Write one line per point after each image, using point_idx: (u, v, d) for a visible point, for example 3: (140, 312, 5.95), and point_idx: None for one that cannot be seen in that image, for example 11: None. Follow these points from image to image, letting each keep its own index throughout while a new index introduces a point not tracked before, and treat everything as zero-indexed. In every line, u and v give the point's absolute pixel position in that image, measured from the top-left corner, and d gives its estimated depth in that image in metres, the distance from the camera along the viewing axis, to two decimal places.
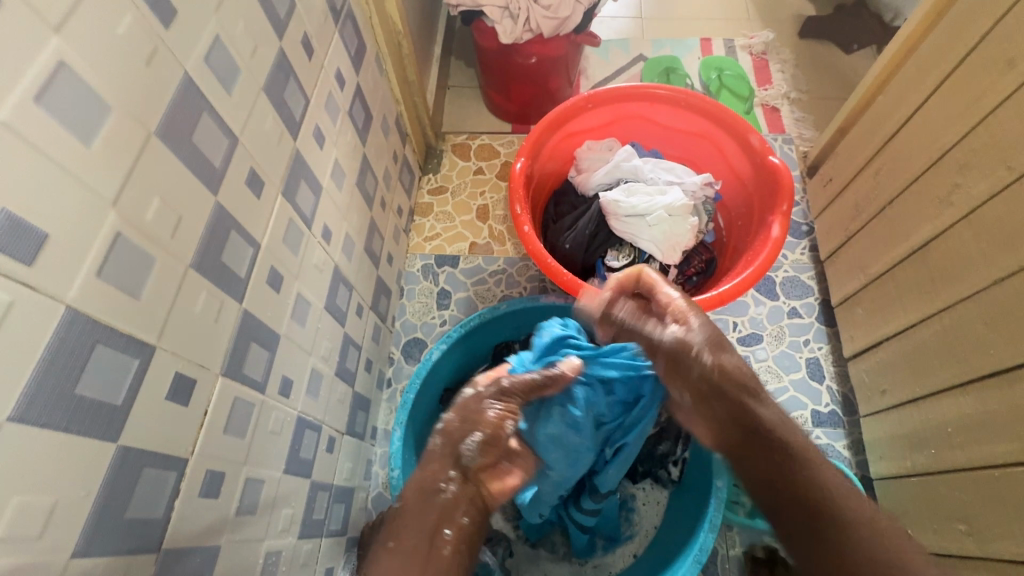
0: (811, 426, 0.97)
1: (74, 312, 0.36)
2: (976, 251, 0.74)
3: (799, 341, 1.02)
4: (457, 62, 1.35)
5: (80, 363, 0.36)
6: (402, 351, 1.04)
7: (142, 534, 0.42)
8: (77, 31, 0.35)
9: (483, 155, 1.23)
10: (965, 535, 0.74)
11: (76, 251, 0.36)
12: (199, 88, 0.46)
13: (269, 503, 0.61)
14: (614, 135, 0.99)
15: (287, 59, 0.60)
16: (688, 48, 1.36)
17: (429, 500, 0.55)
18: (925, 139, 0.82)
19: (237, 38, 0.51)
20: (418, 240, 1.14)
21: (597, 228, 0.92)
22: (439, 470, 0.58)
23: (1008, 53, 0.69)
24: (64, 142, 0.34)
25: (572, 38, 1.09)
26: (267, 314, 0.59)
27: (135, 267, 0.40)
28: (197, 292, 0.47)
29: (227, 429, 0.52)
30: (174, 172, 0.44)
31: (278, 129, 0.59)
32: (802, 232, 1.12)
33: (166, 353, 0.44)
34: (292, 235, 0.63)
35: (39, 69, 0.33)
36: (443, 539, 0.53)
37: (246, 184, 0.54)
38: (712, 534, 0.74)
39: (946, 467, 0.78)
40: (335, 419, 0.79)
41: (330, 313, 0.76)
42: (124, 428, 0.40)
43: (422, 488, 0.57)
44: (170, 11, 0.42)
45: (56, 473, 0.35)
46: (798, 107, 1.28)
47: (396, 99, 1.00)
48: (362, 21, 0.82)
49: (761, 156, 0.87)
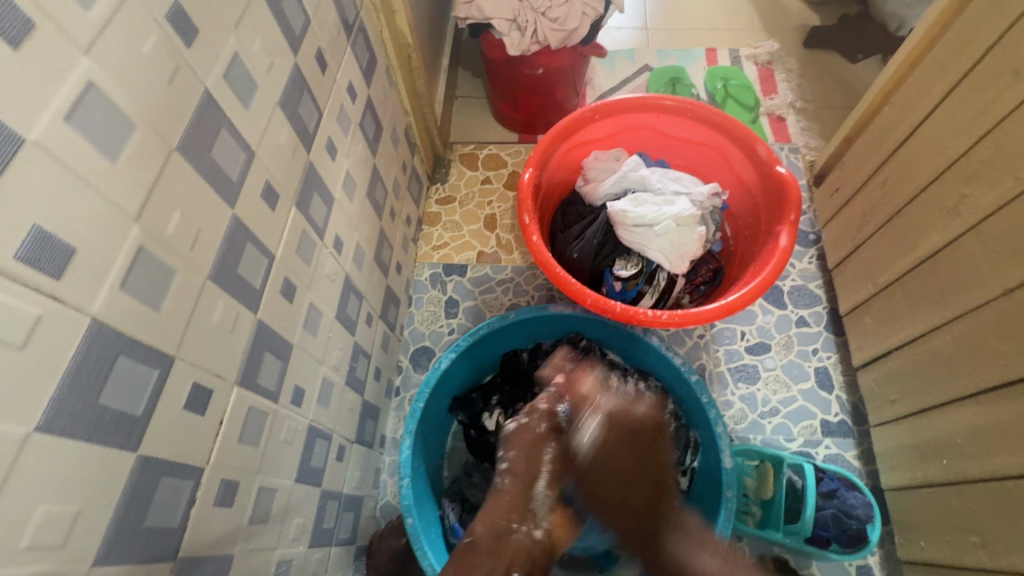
0: (821, 436, 0.96)
1: (97, 323, 0.36)
2: (985, 262, 0.74)
3: (807, 350, 1.02)
4: (464, 73, 1.36)
5: (103, 372, 0.37)
6: (410, 360, 1.05)
7: (158, 543, 0.43)
8: (105, 53, 0.36)
9: (491, 165, 1.24)
10: (978, 547, 0.74)
11: (101, 264, 0.36)
12: (217, 104, 0.47)
13: (281, 512, 0.61)
14: (621, 145, 1.00)
15: (301, 74, 0.61)
16: (693, 58, 1.36)
17: (503, 540, 0.61)
18: (932, 149, 0.82)
19: (254, 54, 0.52)
20: (426, 250, 1.15)
21: (605, 237, 0.93)
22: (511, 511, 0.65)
23: (1014, 65, 0.69)
24: (92, 159, 0.35)
25: (579, 49, 1.10)
26: (281, 324, 0.60)
27: (157, 279, 0.41)
28: (213, 304, 0.48)
29: (242, 438, 0.53)
30: (194, 187, 0.45)
31: (293, 143, 0.60)
32: (809, 240, 1.12)
33: (184, 364, 0.45)
34: (305, 245, 0.64)
35: (71, 89, 0.34)
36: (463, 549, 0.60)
37: (261, 197, 0.55)
38: (722, 546, 0.74)
39: (960, 477, 0.77)
40: (345, 428, 0.80)
41: (341, 322, 0.76)
42: (143, 438, 0.41)
43: (493, 529, 0.62)
44: (191, 30, 0.43)
45: (79, 483, 0.36)
46: (804, 116, 1.29)
47: (405, 110, 1.02)
48: (374, 34, 0.84)
49: (768, 166, 0.88)
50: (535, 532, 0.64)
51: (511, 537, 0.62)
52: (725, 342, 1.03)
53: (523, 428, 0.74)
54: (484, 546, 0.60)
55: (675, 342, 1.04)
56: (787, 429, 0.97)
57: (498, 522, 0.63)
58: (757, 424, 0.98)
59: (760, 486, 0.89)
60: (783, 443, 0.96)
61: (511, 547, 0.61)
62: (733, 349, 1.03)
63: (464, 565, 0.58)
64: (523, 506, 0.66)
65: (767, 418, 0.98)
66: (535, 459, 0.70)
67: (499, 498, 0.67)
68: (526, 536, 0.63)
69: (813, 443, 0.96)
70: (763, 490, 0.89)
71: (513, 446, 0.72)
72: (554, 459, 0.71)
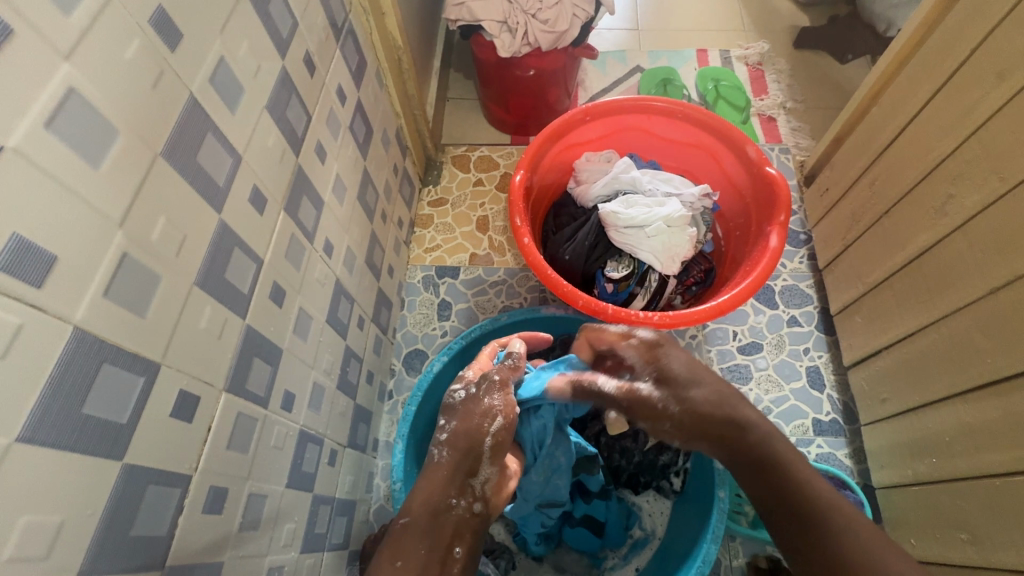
0: (813, 435, 0.97)
1: (81, 332, 0.36)
2: (972, 261, 0.74)
3: (799, 349, 1.03)
4: (456, 75, 1.36)
5: (87, 381, 0.37)
6: (403, 362, 1.05)
7: (145, 552, 0.42)
8: (86, 58, 0.35)
9: (483, 166, 1.24)
10: (967, 544, 0.74)
11: (84, 272, 0.36)
12: (203, 108, 0.47)
13: (272, 518, 0.61)
14: (613, 146, 1.00)
15: (289, 77, 0.61)
16: (685, 59, 1.37)
17: (439, 517, 0.56)
18: (920, 149, 0.83)
19: (240, 58, 0.52)
20: (419, 252, 1.14)
21: (596, 239, 0.93)
22: (448, 486, 0.58)
23: (998, 66, 0.70)
24: (74, 166, 0.35)
25: (569, 50, 1.10)
26: (270, 329, 0.59)
27: (141, 286, 0.41)
28: (200, 309, 0.47)
29: (230, 445, 0.53)
30: (179, 192, 0.44)
31: (281, 146, 0.60)
32: (800, 240, 1.12)
33: (170, 370, 0.44)
34: (294, 249, 0.64)
35: (51, 95, 0.33)
36: (453, 558, 0.54)
37: (249, 201, 0.54)
38: (714, 546, 0.73)
39: (948, 475, 0.78)
40: (337, 432, 0.79)
41: (332, 326, 0.76)
42: (130, 446, 0.40)
43: (428, 505, 0.56)
44: (176, 35, 0.43)
45: (64, 492, 0.36)
46: (794, 116, 1.29)
47: (396, 112, 1.01)
48: (363, 37, 0.83)
49: (758, 167, 0.88)
50: (475, 505, 0.58)
51: (450, 514, 0.56)
52: (717, 342, 1.04)
53: (469, 399, 0.65)
54: (419, 526, 0.55)
55: None
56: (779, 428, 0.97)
57: (434, 499, 0.57)
58: None
59: None
60: None
61: (450, 523, 0.56)
62: (725, 349, 1.03)
63: (399, 552, 0.54)
64: (462, 478, 0.59)
65: None
66: (478, 429, 0.62)
67: (435, 471, 0.59)
68: (467, 510, 0.57)
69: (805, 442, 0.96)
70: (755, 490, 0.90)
71: (455, 416, 0.64)
72: (502, 426, 0.63)
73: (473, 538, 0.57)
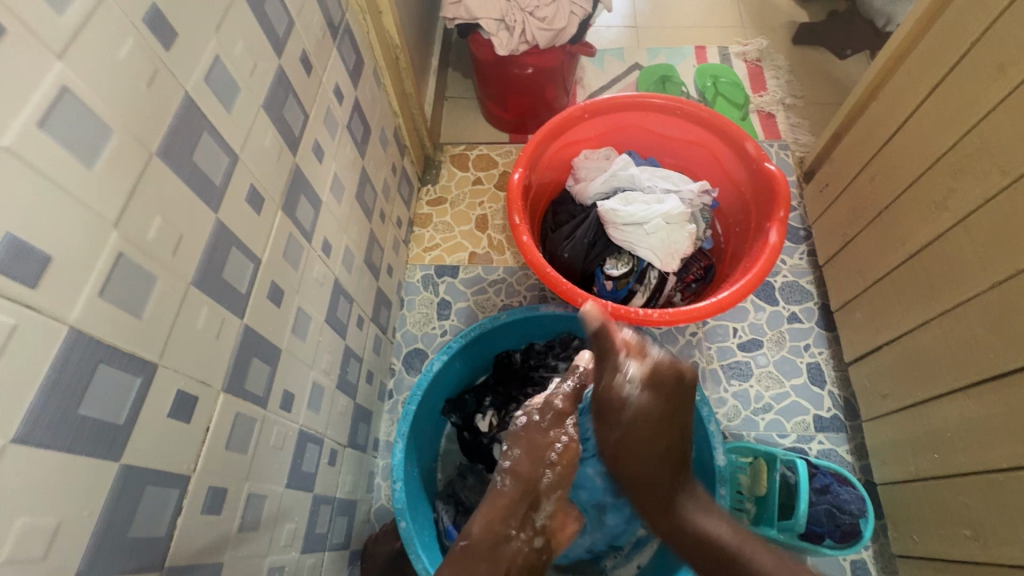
0: (814, 431, 0.97)
1: (76, 332, 0.36)
2: (973, 255, 0.74)
3: (799, 346, 1.03)
4: (454, 74, 1.36)
5: (82, 382, 0.37)
6: (403, 362, 1.05)
7: (144, 553, 0.42)
8: (79, 57, 0.35)
9: (482, 165, 1.24)
10: (971, 540, 0.74)
11: (78, 272, 0.36)
12: (199, 108, 0.47)
13: (272, 519, 0.61)
14: (611, 144, 1.00)
15: (286, 77, 0.61)
16: (684, 56, 1.37)
17: (499, 549, 0.58)
18: (920, 144, 0.83)
19: (237, 57, 0.51)
20: (418, 251, 1.14)
21: (595, 236, 0.93)
22: (506, 516, 0.62)
23: (998, 59, 0.70)
24: (67, 165, 0.35)
25: (567, 48, 1.10)
26: (268, 329, 0.59)
27: (137, 286, 0.41)
28: (198, 310, 0.47)
29: (229, 445, 0.52)
30: (175, 192, 0.44)
31: (278, 146, 0.60)
32: (800, 236, 1.12)
33: (168, 370, 0.44)
34: (292, 249, 0.64)
35: (44, 94, 0.33)
36: None
37: (246, 202, 0.54)
38: None
39: (950, 471, 0.78)
40: (337, 432, 0.79)
41: (331, 326, 0.76)
42: (127, 447, 0.40)
43: (491, 532, 0.60)
44: (171, 35, 0.43)
45: (60, 493, 0.35)
46: (794, 112, 1.29)
47: (394, 111, 1.01)
48: (360, 35, 0.83)
49: (757, 163, 0.88)
50: (535, 539, 0.62)
51: (509, 545, 0.59)
52: (718, 339, 1.03)
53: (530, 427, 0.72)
54: (478, 553, 0.58)
55: (668, 340, 1.03)
56: (780, 425, 0.97)
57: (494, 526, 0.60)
58: (750, 421, 0.98)
59: (753, 484, 0.89)
60: (777, 439, 0.96)
61: (509, 556, 0.59)
62: (725, 346, 1.03)
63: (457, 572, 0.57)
64: (523, 511, 0.63)
65: (760, 415, 0.98)
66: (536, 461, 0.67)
67: (498, 498, 0.64)
68: (525, 544, 0.61)
69: (806, 439, 0.96)
70: (756, 487, 0.89)
71: (519, 443, 0.70)
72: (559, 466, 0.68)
73: (528, 570, 0.59)
